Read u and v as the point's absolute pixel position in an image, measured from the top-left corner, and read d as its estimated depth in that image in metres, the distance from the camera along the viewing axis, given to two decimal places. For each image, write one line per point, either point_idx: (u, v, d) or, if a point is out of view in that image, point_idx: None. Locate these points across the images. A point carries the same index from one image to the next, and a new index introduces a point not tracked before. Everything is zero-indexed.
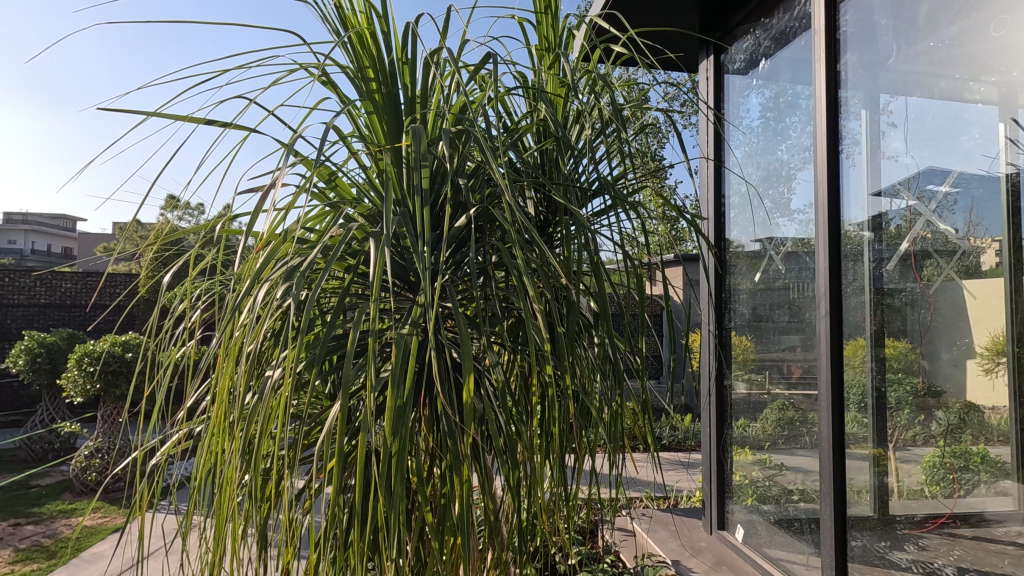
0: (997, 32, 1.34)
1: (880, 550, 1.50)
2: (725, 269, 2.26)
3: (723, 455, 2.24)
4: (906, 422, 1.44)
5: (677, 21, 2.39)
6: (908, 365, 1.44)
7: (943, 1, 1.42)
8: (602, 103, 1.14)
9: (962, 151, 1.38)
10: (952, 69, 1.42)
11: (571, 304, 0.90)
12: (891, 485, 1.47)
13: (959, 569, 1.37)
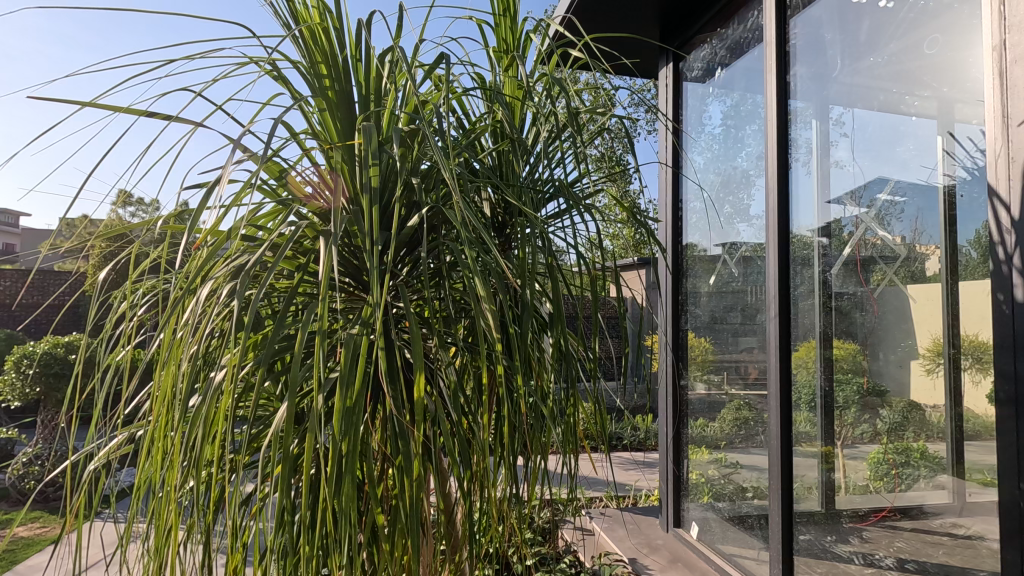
0: (930, 50, 1.34)
1: (825, 543, 1.57)
2: (684, 273, 2.32)
3: (681, 455, 2.30)
4: (853, 420, 1.50)
5: (638, 30, 2.45)
6: (855, 366, 1.50)
7: (882, 19, 1.47)
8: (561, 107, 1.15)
9: (900, 160, 1.42)
10: (890, 83, 1.46)
11: (524, 304, 0.91)
12: (838, 482, 1.54)
13: (899, 560, 1.39)
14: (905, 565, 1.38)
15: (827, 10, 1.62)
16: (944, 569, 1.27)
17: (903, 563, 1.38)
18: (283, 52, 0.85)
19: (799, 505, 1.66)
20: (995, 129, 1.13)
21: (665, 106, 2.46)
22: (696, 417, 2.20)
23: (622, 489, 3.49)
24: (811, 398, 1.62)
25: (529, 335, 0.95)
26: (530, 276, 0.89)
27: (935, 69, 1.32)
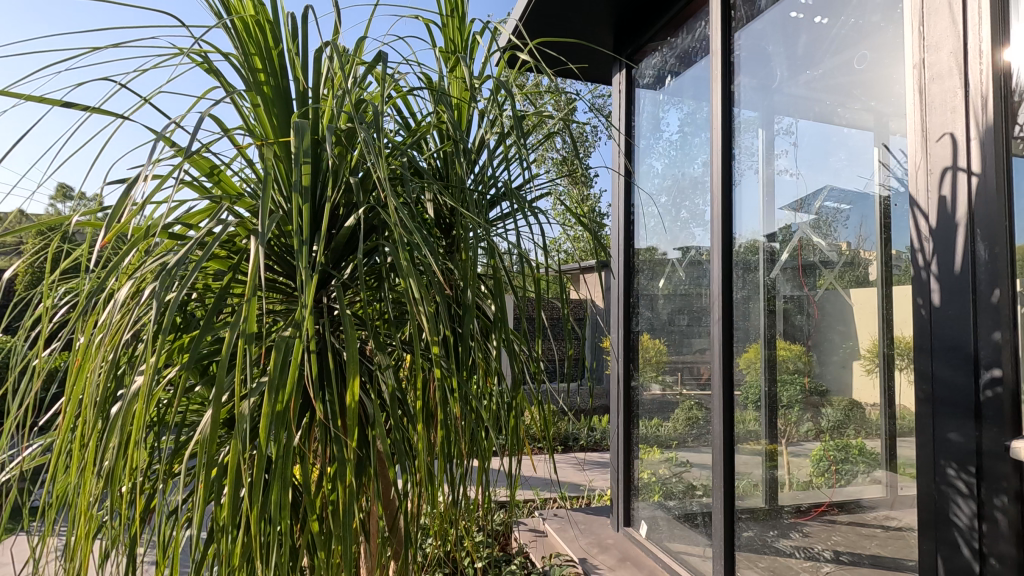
0: (860, 66, 1.39)
1: (768, 538, 1.62)
2: (636, 276, 2.37)
3: (631, 455, 2.34)
4: (797, 419, 1.54)
5: (592, 37, 2.50)
6: (802, 366, 1.53)
7: (818, 34, 1.53)
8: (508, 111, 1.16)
9: (834, 170, 1.47)
10: (825, 95, 1.51)
11: (466, 306, 0.91)
12: (783, 478, 1.59)
13: (836, 553, 1.44)
14: (841, 557, 1.42)
15: (768, 24, 1.69)
16: (878, 561, 1.31)
17: (838, 556, 1.43)
18: (214, 44, 0.82)
19: (744, 501, 1.71)
20: (915, 143, 1.20)
21: (619, 112, 2.51)
22: (643, 418, 2.27)
23: (576, 489, 3.54)
24: (757, 395, 1.67)
25: (471, 337, 0.95)
26: (471, 278, 0.89)
27: (863, 83, 1.38)
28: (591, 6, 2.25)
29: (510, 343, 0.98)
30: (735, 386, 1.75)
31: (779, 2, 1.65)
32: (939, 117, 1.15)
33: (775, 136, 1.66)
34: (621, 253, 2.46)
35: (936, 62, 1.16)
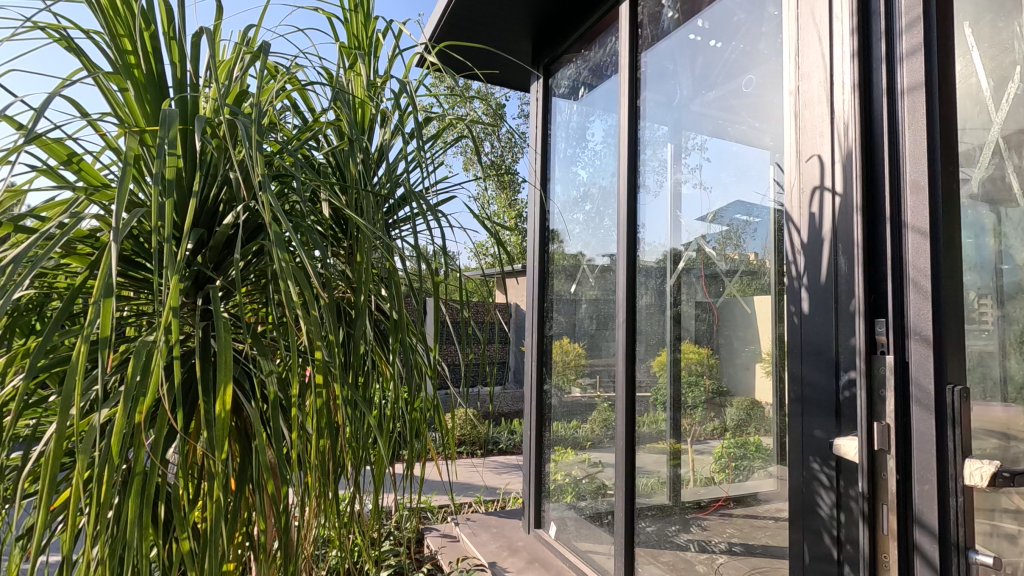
0: (746, 89, 1.48)
1: (670, 533, 1.68)
2: (548, 281, 2.46)
3: (542, 457, 2.41)
4: (701, 418, 1.56)
5: (512, 45, 2.54)
6: (708, 368, 1.55)
7: (712, 58, 1.61)
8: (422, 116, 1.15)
9: (731, 183, 1.52)
10: (717, 113, 1.58)
11: (360, 308, 0.87)
12: (686, 475, 1.63)
13: (729, 545, 1.47)
14: (734, 549, 1.45)
15: (671, 45, 1.77)
16: (768, 552, 1.35)
17: (731, 548, 1.47)
18: (73, 20, 0.75)
19: (651, 498, 1.77)
20: (792, 164, 1.32)
21: (536, 120, 2.55)
22: (558, 420, 2.31)
23: (495, 492, 3.56)
24: (665, 395, 1.73)
25: (365, 340, 0.92)
26: (365, 281, 0.86)
27: (749, 104, 1.46)
28: (510, 14, 2.29)
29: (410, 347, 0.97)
30: (645, 388, 1.81)
31: (680, 26, 1.74)
32: (811, 141, 1.26)
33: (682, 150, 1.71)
34: (536, 257, 2.51)
35: (809, 89, 1.27)
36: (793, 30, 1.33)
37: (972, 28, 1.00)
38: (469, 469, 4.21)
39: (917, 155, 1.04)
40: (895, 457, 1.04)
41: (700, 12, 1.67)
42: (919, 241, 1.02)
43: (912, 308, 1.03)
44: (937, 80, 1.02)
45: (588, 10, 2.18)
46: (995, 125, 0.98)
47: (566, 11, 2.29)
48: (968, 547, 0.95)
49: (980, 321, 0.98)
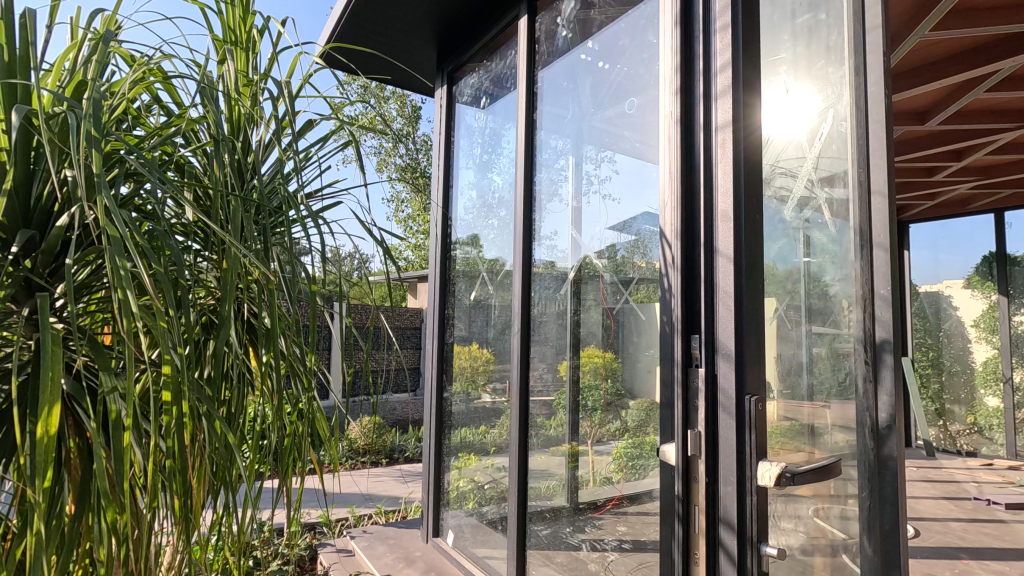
0: (630, 110, 1.57)
1: (566, 534, 1.72)
2: (450, 288, 2.46)
3: (442, 465, 2.41)
4: (602, 420, 1.60)
5: (416, 46, 2.52)
6: (611, 372, 1.58)
7: (600, 79, 1.70)
8: (310, 118, 1.11)
9: (630, 192, 1.56)
10: (605, 134, 1.67)
11: (223, 320, 0.81)
12: (586, 475, 1.66)
13: (620, 542, 1.51)
14: (624, 545, 1.50)
15: (565, 64, 1.85)
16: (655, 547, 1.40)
17: (622, 546, 1.51)
18: None
19: (550, 500, 1.80)
20: (665, 180, 1.39)
21: (440, 127, 2.56)
22: (467, 425, 2.26)
23: (399, 503, 3.50)
24: (565, 399, 1.77)
25: (232, 353, 0.85)
26: (231, 289, 0.80)
27: (632, 125, 1.55)
28: (411, 15, 2.28)
29: (288, 352, 0.94)
30: (547, 392, 1.85)
31: (573, 45, 1.82)
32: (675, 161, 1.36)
33: (586, 164, 1.74)
34: (437, 263, 2.51)
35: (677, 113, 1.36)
36: (667, 53, 1.41)
37: (784, 72, 1.27)
38: (373, 479, 4.11)
39: (726, 187, 1.23)
40: (704, 461, 1.23)
41: (591, 34, 1.75)
42: (726, 265, 1.22)
43: (718, 324, 1.24)
44: (741, 122, 1.22)
45: (490, 21, 2.21)
46: (807, 155, 1.25)
47: (469, 21, 2.32)
48: (760, 541, 1.14)
49: (842, 325, 1.21)
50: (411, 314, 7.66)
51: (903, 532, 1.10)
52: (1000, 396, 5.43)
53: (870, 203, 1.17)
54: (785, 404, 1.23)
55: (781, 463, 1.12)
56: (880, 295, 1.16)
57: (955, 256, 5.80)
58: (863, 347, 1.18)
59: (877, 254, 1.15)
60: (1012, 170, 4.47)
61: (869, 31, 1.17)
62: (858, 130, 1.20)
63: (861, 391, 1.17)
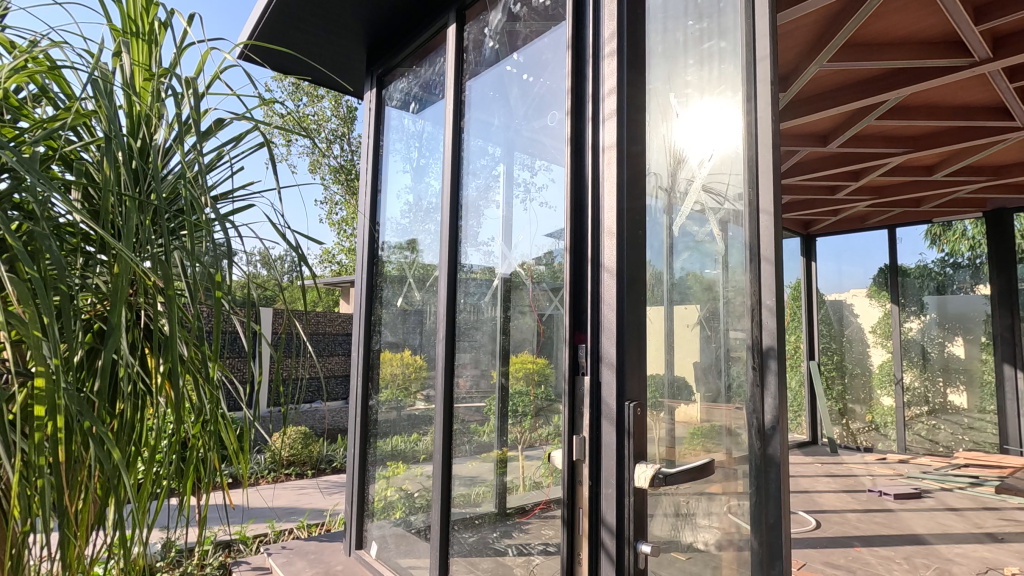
0: (551, 123, 1.60)
1: (493, 540, 1.72)
2: (377, 294, 2.43)
3: (367, 474, 2.37)
4: (531, 426, 1.60)
5: (344, 47, 2.47)
6: (543, 377, 1.56)
7: (524, 92, 1.73)
8: (221, 115, 1.06)
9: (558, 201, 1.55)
10: (526, 147, 1.70)
11: (113, 328, 0.75)
12: (515, 481, 1.65)
13: (546, 546, 1.52)
14: (550, 548, 1.51)
15: (492, 75, 1.87)
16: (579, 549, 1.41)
17: (547, 549, 1.51)
18: None
19: (479, 507, 1.79)
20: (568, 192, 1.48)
21: (368, 129, 2.53)
22: (399, 433, 2.20)
23: (324, 516, 3.42)
24: (494, 405, 1.77)
25: (123, 363, 0.79)
26: (122, 294, 0.75)
27: (554, 138, 1.58)
28: (341, 15, 2.23)
29: (186, 356, 0.88)
30: (477, 398, 1.83)
31: (499, 56, 1.85)
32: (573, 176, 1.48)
33: (517, 170, 1.73)
34: (364, 266, 2.48)
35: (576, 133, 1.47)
36: (572, 72, 1.51)
37: (676, 97, 1.37)
38: (297, 493, 3.98)
39: (611, 207, 1.30)
40: (587, 465, 1.33)
41: (516, 47, 1.78)
42: (609, 281, 1.29)
43: (604, 336, 1.30)
44: (625, 145, 1.30)
45: (419, 27, 2.22)
46: (697, 175, 1.36)
47: (399, 25, 2.31)
48: (636, 540, 1.21)
49: (737, 323, 1.33)
50: (341, 321, 7.50)
51: (784, 523, 1.22)
52: (892, 395, 5.98)
53: (758, 221, 1.31)
54: (705, 404, 1.32)
55: (654, 465, 1.19)
56: (767, 304, 1.28)
57: (856, 267, 6.31)
58: (752, 355, 1.30)
59: (764, 267, 1.28)
60: (902, 190, 4.93)
61: (759, 63, 1.31)
62: (749, 152, 1.32)
63: (750, 393, 1.30)
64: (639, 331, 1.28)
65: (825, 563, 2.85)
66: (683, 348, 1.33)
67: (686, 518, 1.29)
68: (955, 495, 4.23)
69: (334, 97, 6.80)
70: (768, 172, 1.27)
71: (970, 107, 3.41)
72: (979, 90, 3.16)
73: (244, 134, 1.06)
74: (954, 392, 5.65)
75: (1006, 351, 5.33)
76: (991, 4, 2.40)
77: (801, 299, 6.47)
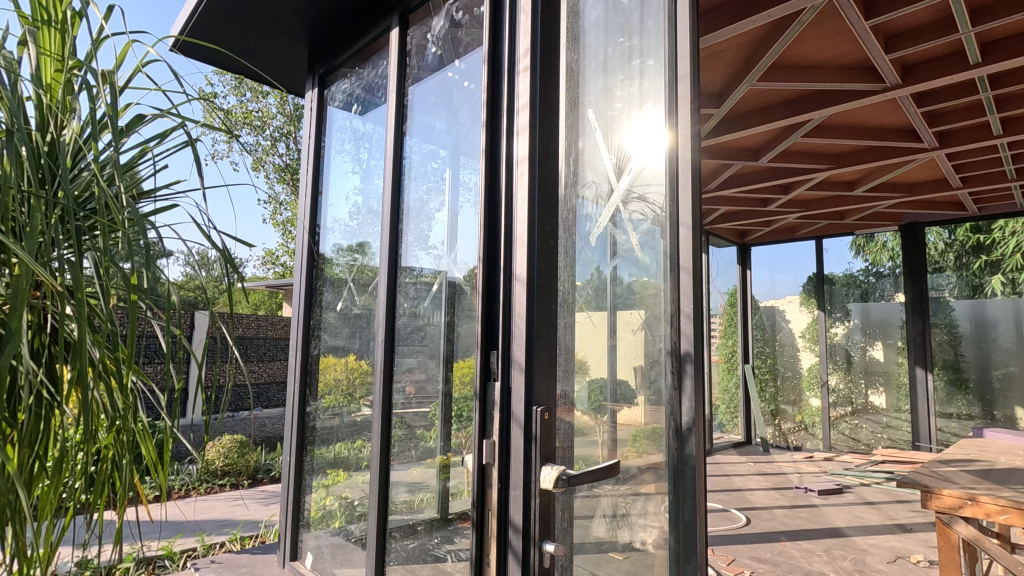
0: (478, 134, 1.66)
1: (432, 547, 1.71)
2: (318, 297, 2.38)
3: (303, 484, 2.31)
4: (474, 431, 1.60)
5: (285, 46, 2.42)
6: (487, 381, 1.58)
7: (465, 98, 1.74)
8: (144, 110, 1.01)
9: (489, 209, 1.60)
10: (466, 154, 1.71)
11: (10, 336, 0.69)
12: (457, 486, 1.65)
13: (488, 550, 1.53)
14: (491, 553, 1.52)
15: (435, 81, 1.88)
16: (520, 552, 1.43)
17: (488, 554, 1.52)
18: None
19: (421, 513, 1.78)
20: (483, 206, 1.59)
21: (309, 129, 2.48)
22: (341, 440, 2.15)
23: (258, 528, 3.32)
24: (437, 411, 1.75)
25: (23, 372, 0.74)
26: (21, 299, 0.70)
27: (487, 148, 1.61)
28: (281, 13, 2.18)
29: (98, 360, 0.84)
30: (423, 403, 1.81)
31: (442, 62, 1.86)
32: (487, 190, 1.59)
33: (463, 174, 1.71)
34: (303, 266, 2.44)
35: (490, 150, 1.61)
36: (487, 90, 1.61)
37: (594, 112, 1.44)
38: (229, 505, 3.84)
39: (522, 219, 1.38)
40: (496, 467, 1.40)
41: (458, 54, 1.79)
42: (520, 289, 1.37)
43: (517, 341, 1.37)
44: (537, 158, 1.39)
45: (362, 28, 2.19)
46: (615, 188, 1.41)
47: (342, 24, 2.27)
48: (541, 539, 1.27)
49: (658, 330, 1.34)
50: (283, 325, 7.28)
51: (698, 520, 1.24)
52: (819, 396, 6.35)
53: (679, 233, 1.30)
54: (649, 407, 1.34)
55: (560, 468, 1.25)
56: (686, 311, 1.29)
57: (788, 276, 6.70)
58: (669, 359, 1.32)
59: (683, 277, 1.30)
60: (829, 204, 5.24)
61: (680, 81, 1.32)
62: (671, 165, 1.32)
63: (668, 396, 1.32)
64: (549, 337, 1.36)
65: (753, 558, 2.99)
66: (625, 351, 1.38)
67: (623, 518, 1.34)
68: (872, 490, 4.52)
69: (279, 95, 6.62)
70: (689, 188, 1.28)
71: (885, 129, 3.67)
72: (894, 113, 3.41)
73: (168, 132, 1.01)
74: (874, 393, 6.04)
75: (917, 355, 5.68)
76: (900, 35, 2.60)
77: (738, 305, 6.79)
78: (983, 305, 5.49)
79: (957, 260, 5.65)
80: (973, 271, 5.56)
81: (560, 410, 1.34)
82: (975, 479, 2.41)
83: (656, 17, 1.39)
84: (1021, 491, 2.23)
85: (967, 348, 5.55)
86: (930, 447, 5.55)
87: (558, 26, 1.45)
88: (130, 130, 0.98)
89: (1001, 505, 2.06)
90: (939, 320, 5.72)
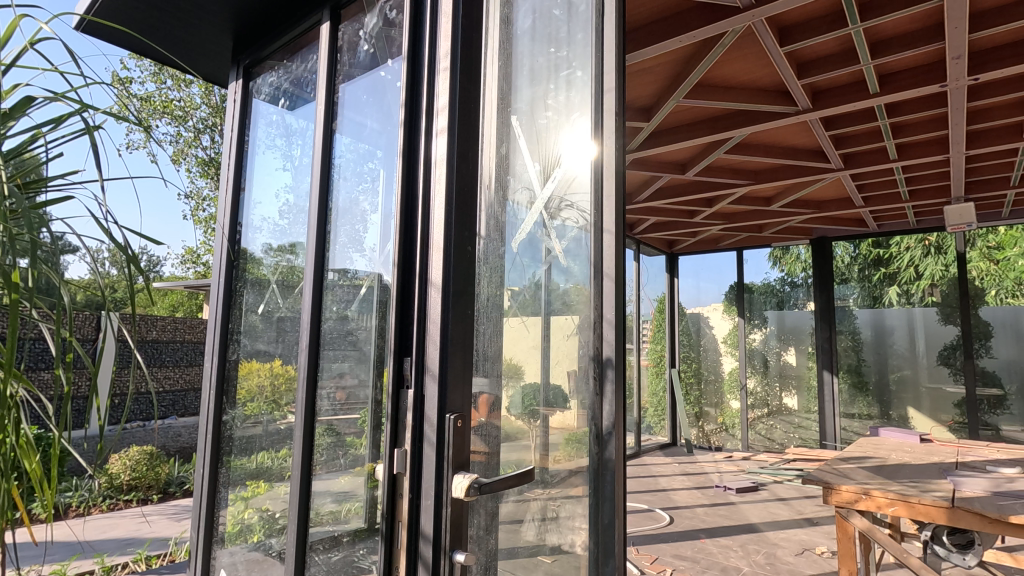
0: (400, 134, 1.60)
1: (357, 558, 1.66)
2: (238, 299, 2.26)
3: (217, 497, 2.17)
4: None
5: (206, 34, 2.29)
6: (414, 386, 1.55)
7: (394, 97, 1.71)
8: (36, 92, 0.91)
9: (411, 211, 1.56)
10: (393, 156, 1.69)
11: None
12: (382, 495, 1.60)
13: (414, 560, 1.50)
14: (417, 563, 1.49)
15: (367, 81, 1.84)
16: None
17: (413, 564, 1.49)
18: None
19: (347, 524, 1.72)
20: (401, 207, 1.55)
21: (232, 125, 2.37)
22: (263, 449, 2.04)
23: (168, 546, 3.11)
24: (367, 416, 1.69)
25: None
26: None
27: (409, 149, 1.58)
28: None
29: None
30: (353, 410, 1.75)
31: (374, 60, 1.82)
32: (407, 191, 1.57)
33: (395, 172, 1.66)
34: (222, 265, 2.30)
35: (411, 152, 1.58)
36: (411, 90, 1.59)
37: (519, 119, 1.44)
38: (136, 522, 3.57)
39: (439, 223, 1.32)
40: (408, 477, 1.36)
41: (390, 54, 1.76)
42: (432, 292, 1.31)
43: (429, 343, 1.31)
44: (455, 161, 1.33)
45: (291, 19, 2.11)
46: (538, 195, 1.44)
47: (269, 13, 2.18)
48: (452, 549, 1.21)
49: (583, 335, 1.40)
50: (202, 328, 6.87)
51: (615, 522, 1.31)
52: (738, 398, 6.73)
53: (602, 240, 1.39)
54: (581, 414, 1.38)
55: (473, 475, 1.21)
56: (608, 318, 1.38)
57: (712, 284, 7.06)
58: (593, 367, 1.39)
59: (605, 283, 1.38)
60: (749, 218, 5.58)
61: (606, 95, 1.40)
62: (596, 175, 1.41)
63: (591, 400, 1.38)
64: (465, 343, 1.30)
65: (674, 556, 3.10)
66: (558, 357, 1.40)
67: (552, 521, 1.35)
68: (783, 486, 4.83)
69: (205, 86, 6.31)
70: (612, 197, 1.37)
71: (798, 149, 3.95)
72: (804, 135, 3.68)
73: (62, 116, 0.91)
74: (787, 395, 6.46)
75: (825, 360, 6.13)
76: (810, 62, 2.81)
77: (666, 312, 7.08)
78: (881, 315, 6.00)
79: (861, 272, 6.14)
80: (874, 283, 6.06)
81: (473, 416, 1.29)
82: (869, 475, 2.63)
83: (585, 29, 1.47)
84: (907, 484, 2.45)
85: (867, 353, 6.04)
86: (835, 445, 5.99)
87: (479, 33, 1.39)
88: (16, 113, 0.88)
89: (890, 498, 2.27)
90: (843, 327, 6.21)
